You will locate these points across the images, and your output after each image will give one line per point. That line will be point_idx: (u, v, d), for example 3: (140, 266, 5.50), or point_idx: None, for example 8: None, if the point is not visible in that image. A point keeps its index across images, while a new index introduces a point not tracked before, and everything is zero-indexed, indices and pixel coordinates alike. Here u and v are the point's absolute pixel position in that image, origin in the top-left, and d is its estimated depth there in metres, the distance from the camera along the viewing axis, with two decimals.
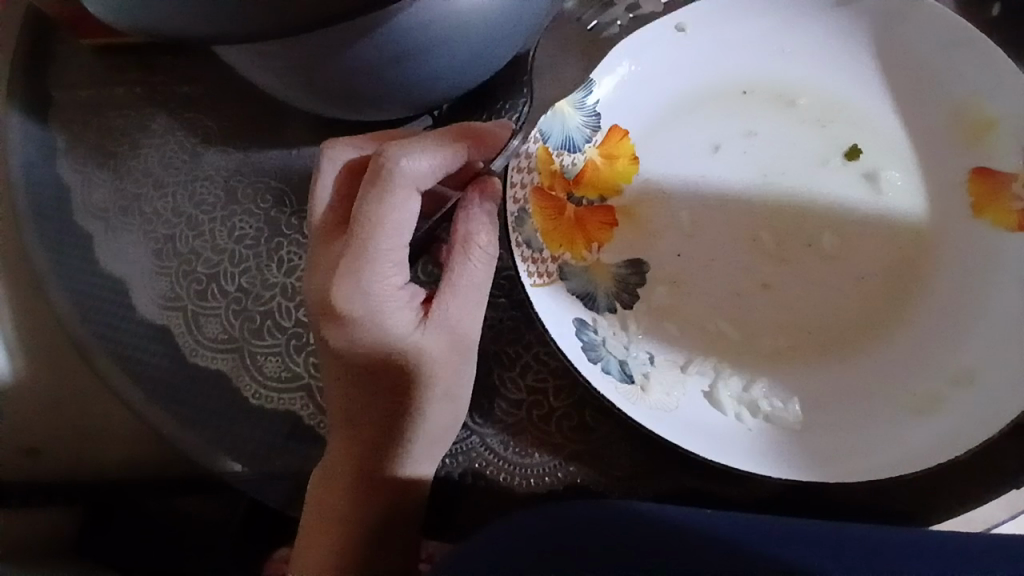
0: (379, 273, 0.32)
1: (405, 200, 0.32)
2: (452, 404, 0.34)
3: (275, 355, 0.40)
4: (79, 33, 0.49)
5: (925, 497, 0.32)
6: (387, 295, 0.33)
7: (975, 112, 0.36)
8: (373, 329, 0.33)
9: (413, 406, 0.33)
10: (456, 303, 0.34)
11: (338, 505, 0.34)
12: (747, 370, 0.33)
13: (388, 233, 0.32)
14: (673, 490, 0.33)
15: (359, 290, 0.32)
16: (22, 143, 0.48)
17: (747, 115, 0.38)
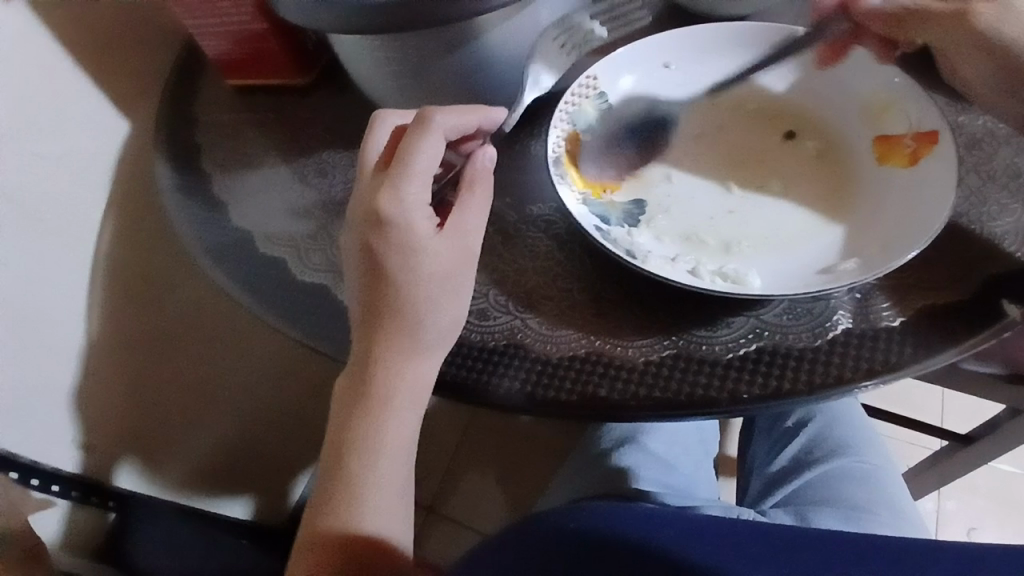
0: (413, 191, 0.44)
1: (435, 139, 0.45)
2: (461, 297, 0.45)
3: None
4: (229, 75, 0.67)
5: (865, 352, 0.42)
6: (416, 209, 0.44)
7: (878, 102, 0.51)
8: (404, 236, 0.43)
9: (429, 298, 0.44)
10: (463, 222, 0.45)
11: (372, 378, 0.44)
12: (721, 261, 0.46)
13: (423, 163, 0.44)
14: (670, 350, 0.44)
15: (397, 204, 0.43)
16: (177, 148, 0.65)
17: (715, 113, 0.54)
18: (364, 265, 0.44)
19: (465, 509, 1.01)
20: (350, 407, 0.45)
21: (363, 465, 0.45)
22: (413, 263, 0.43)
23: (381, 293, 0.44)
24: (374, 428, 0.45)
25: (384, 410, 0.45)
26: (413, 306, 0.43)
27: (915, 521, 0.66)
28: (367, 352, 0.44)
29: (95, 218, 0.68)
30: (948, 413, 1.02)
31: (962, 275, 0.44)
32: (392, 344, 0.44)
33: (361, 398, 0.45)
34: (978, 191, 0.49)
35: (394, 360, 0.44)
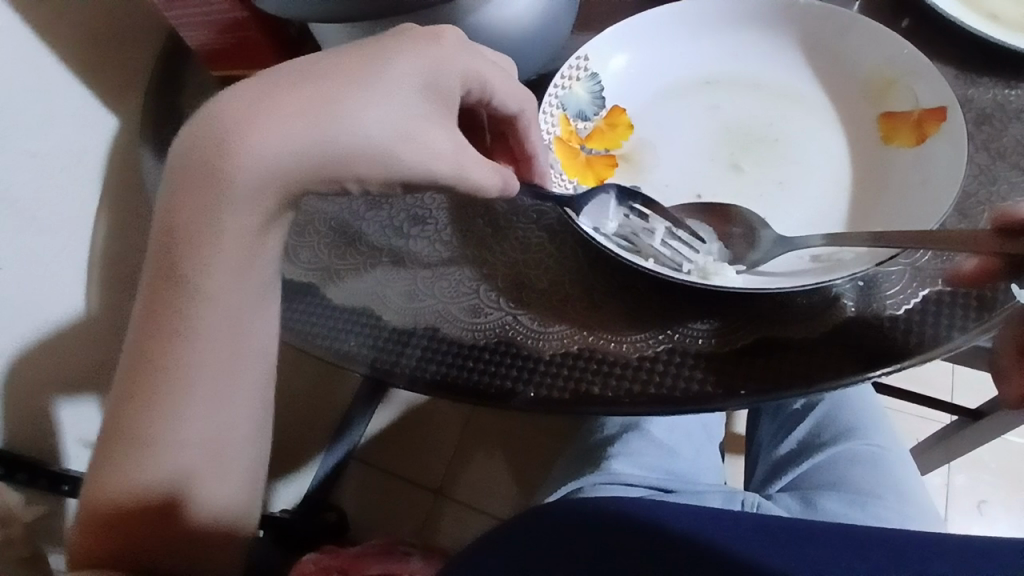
0: (452, 66, 0.39)
1: (518, 91, 0.43)
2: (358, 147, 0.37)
3: (368, 266, 0.50)
4: (211, 65, 0.65)
5: (869, 344, 0.41)
6: (425, 74, 0.38)
7: (882, 79, 0.50)
8: (378, 77, 0.37)
9: (349, 133, 0.37)
10: (460, 138, 0.40)
11: (174, 254, 0.40)
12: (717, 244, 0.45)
13: (459, 64, 0.39)
14: (664, 345, 0.43)
15: (405, 56, 0.38)
16: (164, 142, 0.64)
17: (714, 92, 0.52)
18: (308, 68, 0.37)
19: (473, 492, 1.01)
20: (176, 230, 0.40)
21: (162, 317, 0.40)
22: (364, 99, 0.37)
23: (306, 108, 0.36)
24: (156, 261, 0.40)
25: (220, 217, 0.39)
26: (326, 139, 0.36)
27: (924, 504, 0.65)
28: (226, 151, 0.37)
29: (87, 216, 0.67)
30: (956, 388, 1.00)
31: (971, 260, 0.43)
32: (286, 170, 0.37)
33: (178, 173, 0.39)
34: (988, 169, 0.47)
35: (251, 152, 0.36)
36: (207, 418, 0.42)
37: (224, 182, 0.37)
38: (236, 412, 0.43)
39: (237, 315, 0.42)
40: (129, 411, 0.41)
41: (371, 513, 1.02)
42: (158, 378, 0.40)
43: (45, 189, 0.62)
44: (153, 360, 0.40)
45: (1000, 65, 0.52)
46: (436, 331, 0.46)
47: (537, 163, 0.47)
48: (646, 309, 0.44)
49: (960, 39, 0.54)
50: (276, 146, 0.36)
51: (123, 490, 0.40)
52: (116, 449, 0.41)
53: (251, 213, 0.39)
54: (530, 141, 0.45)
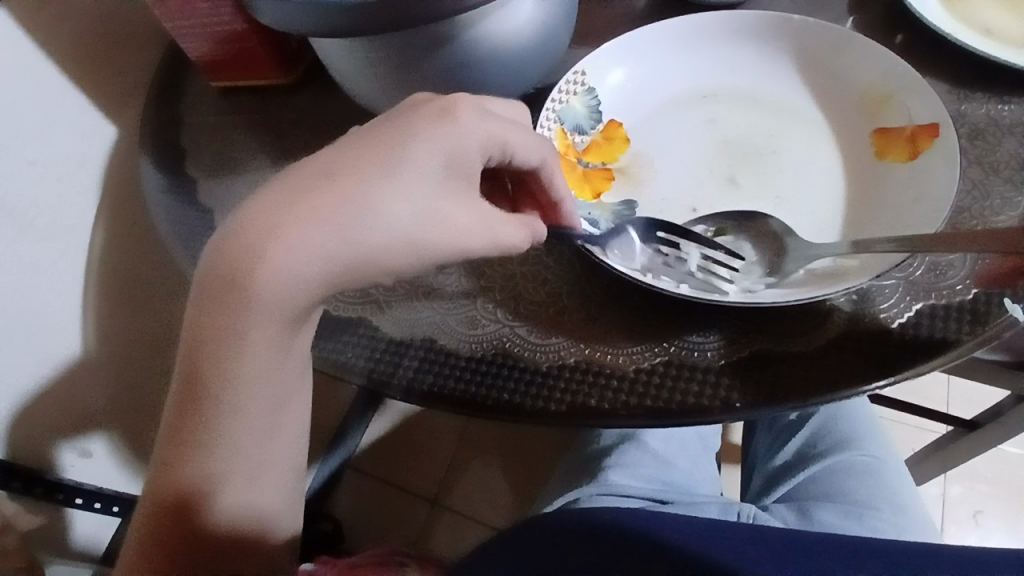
0: (472, 137, 0.39)
1: (540, 145, 0.42)
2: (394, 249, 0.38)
3: (410, 308, 0.48)
4: (211, 76, 0.66)
5: (864, 357, 0.41)
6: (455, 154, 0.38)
7: (876, 95, 0.50)
8: (396, 163, 0.37)
9: (375, 230, 0.36)
10: (484, 209, 0.40)
11: (227, 291, 0.36)
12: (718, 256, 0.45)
13: (477, 139, 0.39)
14: (661, 358, 0.43)
15: (423, 136, 0.37)
16: (163, 152, 0.64)
17: (710, 107, 0.53)
18: (295, 175, 0.36)
19: (469, 502, 1.01)
20: (214, 292, 0.36)
21: (222, 328, 0.36)
22: (388, 189, 0.36)
23: (334, 211, 0.35)
24: (213, 278, 0.35)
25: (249, 331, 0.36)
26: (361, 233, 0.36)
27: (920, 515, 0.65)
28: (254, 259, 0.35)
29: (85, 225, 0.67)
30: (952, 399, 1.01)
31: (965, 274, 0.43)
32: (320, 279, 0.36)
33: (204, 293, 0.36)
34: (981, 183, 0.48)
35: (285, 265, 0.35)
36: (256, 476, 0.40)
37: (248, 298, 0.35)
38: (279, 436, 0.41)
39: (283, 345, 0.38)
40: (178, 432, 0.38)
41: (367, 523, 1.01)
42: (199, 439, 0.38)
43: (42, 199, 0.62)
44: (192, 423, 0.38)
45: (992, 81, 0.53)
46: (433, 343, 0.46)
47: (565, 209, 0.45)
48: (643, 322, 0.44)
49: (953, 55, 0.54)
50: (319, 255, 0.35)
51: (173, 501, 0.39)
52: (167, 455, 0.39)
53: (275, 322, 0.37)
54: (556, 188, 0.44)
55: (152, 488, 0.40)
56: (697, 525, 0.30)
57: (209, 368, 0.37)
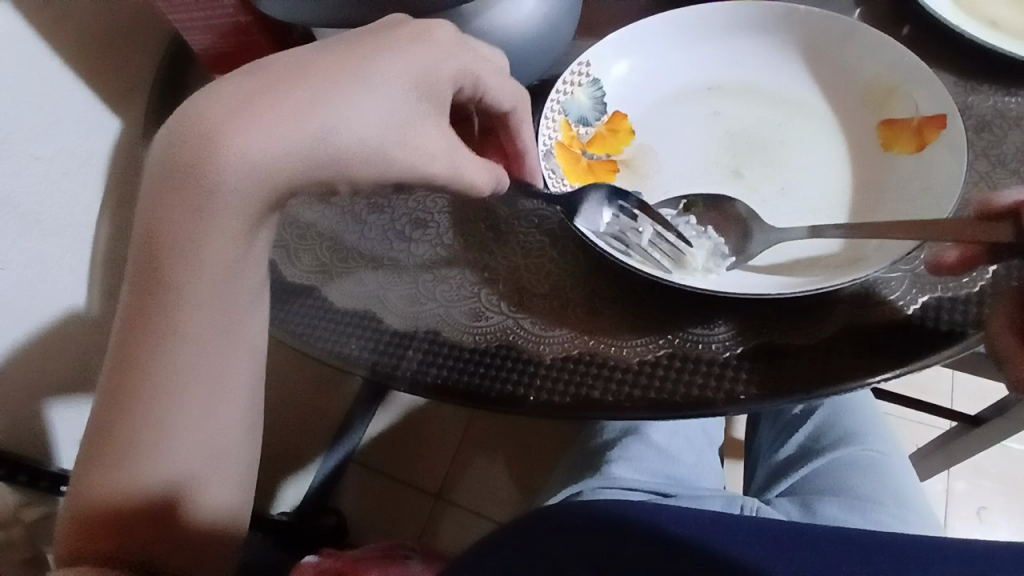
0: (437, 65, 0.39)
1: (509, 88, 0.43)
2: (346, 125, 0.36)
3: (371, 272, 0.50)
4: (214, 69, 0.66)
5: (868, 350, 0.41)
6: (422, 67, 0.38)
7: (882, 87, 0.50)
8: (361, 73, 0.37)
9: (342, 126, 0.36)
10: (451, 135, 0.41)
11: (185, 177, 0.36)
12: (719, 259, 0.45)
13: (449, 65, 0.39)
14: (665, 350, 0.43)
15: (386, 57, 0.37)
16: None
17: (715, 99, 0.53)
18: (264, 72, 0.36)
19: (472, 495, 1.01)
20: (163, 197, 0.37)
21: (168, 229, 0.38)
22: (352, 98, 0.36)
23: (298, 112, 0.35)
24: (169, 185, 0.37)
25: (206, 239, 0.38)
26: (322, 147, 0.36)
27: (923, 510, 0.65)
28: (211, 144, 0.35)
29: (90, 216, 0.68)
30: (957, 395, 1.00)
31: (970, 266, 0.43)
32: (276, 181, 0.37)
33: (161, 187, 0.37)
34: (988, 176, 0.47)
35: (239, 161, 0.36)
36: (206, 419, 0.42)
37: (205, 192, 0.36)
38: (229, 365, 0.42)
39: (235, 260, 0.40)
40: (137, 339, 0.40)
41: (371, 516, 1.02)
42: (145, 381, 0.40)
43: (48, 191, 0.62)
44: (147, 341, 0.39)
45: (999, 73, 0.52)
46: (437, 335, 0.46)
47: (527, 163, 0.47)
48: (648, 314, 0.44)
49: (961, 47, 0.54)
50: (270, 149, 0.36)
51: (125, 437, 0.40)
52: (116, 398, 0.40)
53: (235, 219, 0.38)
54: (520, 139, 0.46)
55: (102, 420, 0.41)
56: (704, 520, 0.29)
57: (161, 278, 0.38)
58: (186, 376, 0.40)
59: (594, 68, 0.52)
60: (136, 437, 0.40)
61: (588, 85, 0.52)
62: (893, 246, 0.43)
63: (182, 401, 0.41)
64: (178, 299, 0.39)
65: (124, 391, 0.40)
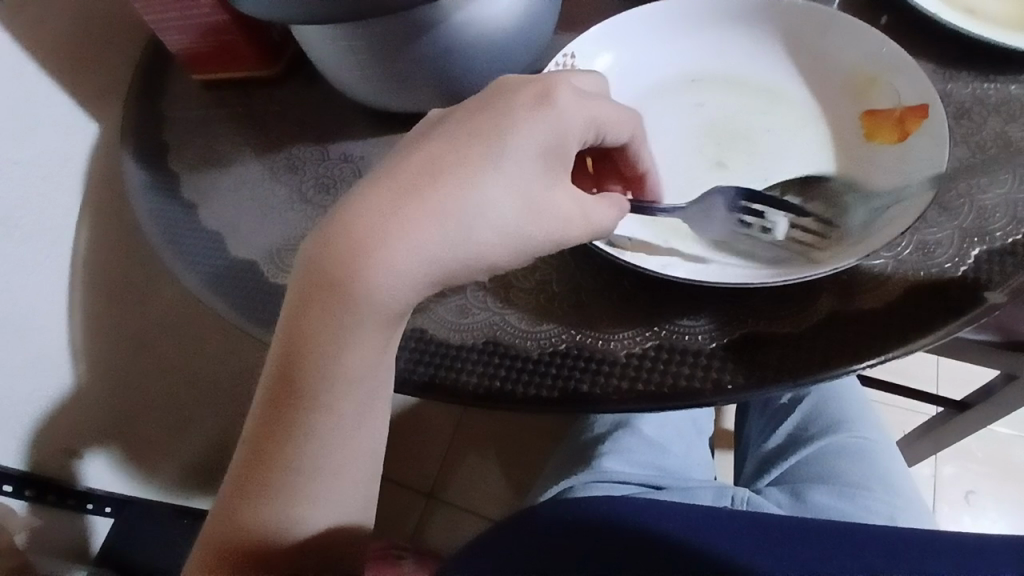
0: (567, 113, 0.39)
1: (630, 119, 0.43)
2: (486, 225, 0.37)
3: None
4: (192, 70, 0.65)
5: (852, 337, 0.41)
6: (562, 131, 0.39)
7: (864, 76, 0.50)
8: (484, 169, 0.36)
9: (487, 226, 0.37)
10: (575, 194, 0.40)
11: (325, 283, 0.35)
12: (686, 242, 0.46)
13: (574, 123, 0.39)
14: (652, 341, 0.43)
15: (522, 125, 0.37)
16: (147, 148, 0.63)
17: (698, 91, 0.53)
18: (405, 176, 0.36)
19: (466, 494, 1.01)
20: (308, 308, 0.36)
21: (306, 338, 0.36)
22: (487, 187, 0.36)
23: (440, 216, 0.35)
24: (305, 293, 0.36)
25: (346, 340, 0.36)
26: (467, 238, 0.36)
27: (912, 496, 0.65)
28: (359, 260, 0.35)
29: (70, 223, 0.66)
30: (943, 380, 1.01)
31: (952, 252, 0.43)
32: (428, 279, 0.37)
33: (301, 304, 0.36)
34: (968, 162, 0.48)
35: (393, 268, 0.35)
36: (356, 499, 0.41)
37: (349, 301, 0.35)
38: (361, 442, 0.39)
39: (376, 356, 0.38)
40: (271, 441, 0.38)
41: None
42: (293, 481, 0.38)
43: (25, 198, 0.61)
44: (293, 445, 0.38)
45: (978, 60, 0.53)
46: (423, 334, 0.46)
47: (649, 181, 0.48)
48: (634, 305, 0.44)
49: (939, 34, 0.54)
50: (424, 254, 0.36)
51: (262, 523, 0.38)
52: (245, 491, 0.38)
53: (377, 324, 0.37)
54: (643, 160, 0.46)
55: (230, 514, 0.39)
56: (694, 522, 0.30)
57: (301, 381, 0.37)
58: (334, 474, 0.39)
59: (578, 60, 0.52)
60: (274, 516, 0.38)
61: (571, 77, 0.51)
62: (876, 233, 0.43)
63: (320, 482, 0.38)
64: (317, 402, 0.37)
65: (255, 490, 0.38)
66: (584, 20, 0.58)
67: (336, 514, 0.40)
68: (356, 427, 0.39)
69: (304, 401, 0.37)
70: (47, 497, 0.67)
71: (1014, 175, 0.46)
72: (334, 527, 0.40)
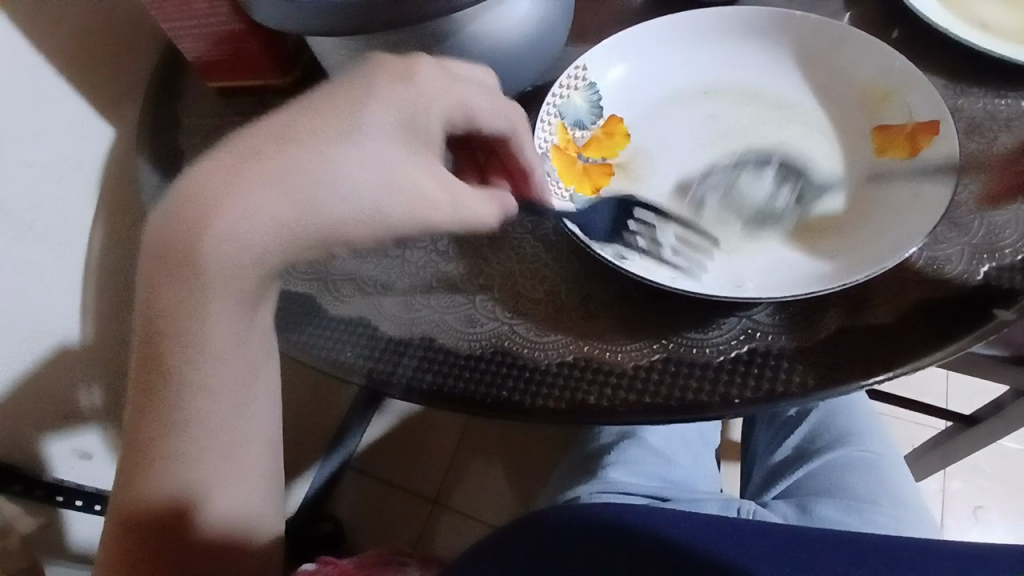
0: (477, 95, 0.42)
1: (506, 109, 0.43)
2: (338, 191, 0.37)
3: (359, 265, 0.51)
4: (209, 77, 0.66)
5: (860, 352, 0.41)
6: (443, 99, 0.40)
7: (877, 91, 0.50)
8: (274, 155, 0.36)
9: (335, 197, 0.37)
10: (446, 177, 0.40)
11: (178, 244, 0.36)
12: (674, 261, 0.45)
13: (438, 102, 0.40)
14: (660, 354, 0.43)
15: (374, 103, 0.38)
16: (162, 153, 0.64)
17: (710, 103, 0.53)
18: (284, 130, 0.37)
19: (470, 500, 1.01)
20: (151, 281, 0.38)
21: (166, 303, 0.38)
22: (345, 158, 0.37)
23: (285, 180, 0.36)
24: (160, 265, 0.37)
25: (207, 308, 0.37)
26: (302, 208, 0.36)
27: (919, 511, 0.65)
28: (198, 226, 0.36)
29: (84, 225, 0.67)
30: (951, 394, 1.01)
31: (962, 268, 0.43)
32: (270, 249, 0.37)
33: (159, 262, 0.37)
34: (979, 178, 0.48)
35: (229, 232, 0.36)
36: (251, 469, 0.42)
37: (196, 264, 0.36)
38: (251, 424, 0.42)
39: (239, 326, 0.39)
40: (154, 402, 0.39)
41: (368, 522, 1.01)
42: (178, 444, 0.39)
43: (41, 201, 0.62)
44: (171, 414, 0.39)
45: (990, 75, 0.53)
46: (433, 342, 0.46)
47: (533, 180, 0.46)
48: (642, 317, 0.44)
49: (951, 50, 0.54)
50: (264, 220, 0.36)
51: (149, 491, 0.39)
52: (139, 459, 0.39)
53: (231, 293, 0.38)
54: (524, 156, 0.45)
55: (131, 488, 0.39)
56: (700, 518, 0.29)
57: (170, 348, 0.38)
58: (220, 443, 0.40)
59: (590, 72, 0.52)
60: (171, 489, 0.39)
61: (583, 90, 0.52)
62: (887, 249, 0.43)
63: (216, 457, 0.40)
64: (185, 373, 0.38)
65: (144, 456, 0.39)
66: (596, 33, 0.59)
67: (232, 501, 0.41)
68: (220, 393, 0.39)
69: (167, 370, 0.38)
70: (35, 492, 0.68)
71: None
72: (231, 513, 0.41)
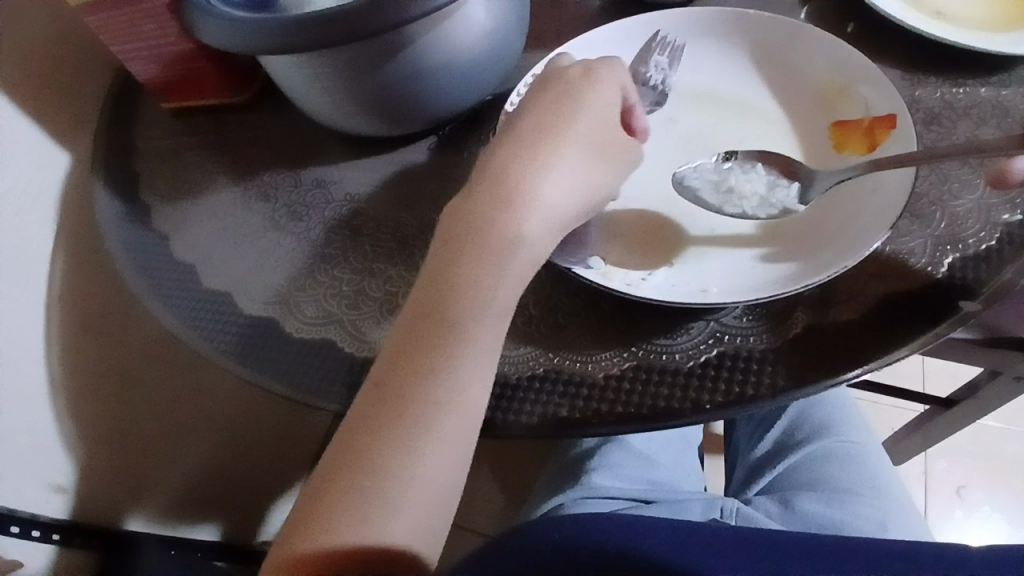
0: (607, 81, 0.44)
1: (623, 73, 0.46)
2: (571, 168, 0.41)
3: (252, 224, 0.58)
4: (163, 98, 0.64)
5: (828, 349, 0.41)
6: (608, 83, 0.44)
7: (834, 87, 0.51)
8: (557, 155, 0.41)
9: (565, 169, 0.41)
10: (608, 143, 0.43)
11: (454, 224, 0.39)
12: (732, 205, 0.47)
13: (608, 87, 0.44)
14: (630, 362, 0.42)
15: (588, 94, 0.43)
16: (120, 179, 0.62)
17: (671, 105, 0.53)
18: (540, 125, 0.42)
19: (458, 511, 1.00)
20: (446, 257, 0.39)
21: (453, 275, 0.38)
22: (575, 127, 0.42)
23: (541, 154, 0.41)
24: (445, 243, 0.39)
25: (461, 270, 0.38)
26: (552, 180, 0.40)
27: (901, 499, 0.65)
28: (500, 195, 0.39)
29: (45, 257, 0.65)
30: (928, 377, 1.02)
31: (926, 260, 0.44)
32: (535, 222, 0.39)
33: (450, 239, 0.39)
34: (940, 168, 0.48)
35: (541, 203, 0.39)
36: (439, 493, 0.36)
37: (484, 237, 0.38)
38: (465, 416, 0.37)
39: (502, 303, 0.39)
40: (380, 395, 0.37)
41: None
42: (377, 445, 0.36)
43: None
44: (389, 407, 0.36)
45: (947, 64, 0.53)
46: None
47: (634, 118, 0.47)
48: (609, 325, 0.44)
49: (906, 40, 0.55)
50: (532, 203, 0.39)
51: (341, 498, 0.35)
52: (347, 467, 0.35)
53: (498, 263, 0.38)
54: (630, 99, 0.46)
55: (312, 510, 0.35)
56: (681, 529, 0.29)
57: (452, 314, 0.38)
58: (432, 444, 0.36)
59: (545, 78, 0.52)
60: (345, 503, 0.35)
61: None
62: (850, 245, 0.43)
63: (418, 463, 0.35)
64: (445, 356, 0.37)
65: (351, 460, 0.36)
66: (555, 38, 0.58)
67: (416, 524, 0.35)
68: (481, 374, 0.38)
69: (416, 344, 0.37)
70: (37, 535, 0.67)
71: (985, 181, 0.47)
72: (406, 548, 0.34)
